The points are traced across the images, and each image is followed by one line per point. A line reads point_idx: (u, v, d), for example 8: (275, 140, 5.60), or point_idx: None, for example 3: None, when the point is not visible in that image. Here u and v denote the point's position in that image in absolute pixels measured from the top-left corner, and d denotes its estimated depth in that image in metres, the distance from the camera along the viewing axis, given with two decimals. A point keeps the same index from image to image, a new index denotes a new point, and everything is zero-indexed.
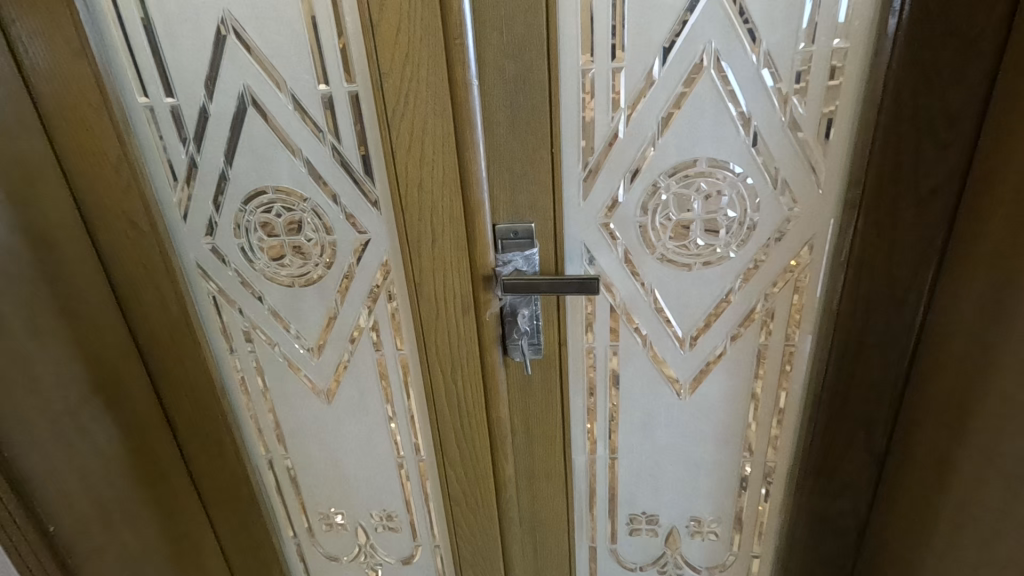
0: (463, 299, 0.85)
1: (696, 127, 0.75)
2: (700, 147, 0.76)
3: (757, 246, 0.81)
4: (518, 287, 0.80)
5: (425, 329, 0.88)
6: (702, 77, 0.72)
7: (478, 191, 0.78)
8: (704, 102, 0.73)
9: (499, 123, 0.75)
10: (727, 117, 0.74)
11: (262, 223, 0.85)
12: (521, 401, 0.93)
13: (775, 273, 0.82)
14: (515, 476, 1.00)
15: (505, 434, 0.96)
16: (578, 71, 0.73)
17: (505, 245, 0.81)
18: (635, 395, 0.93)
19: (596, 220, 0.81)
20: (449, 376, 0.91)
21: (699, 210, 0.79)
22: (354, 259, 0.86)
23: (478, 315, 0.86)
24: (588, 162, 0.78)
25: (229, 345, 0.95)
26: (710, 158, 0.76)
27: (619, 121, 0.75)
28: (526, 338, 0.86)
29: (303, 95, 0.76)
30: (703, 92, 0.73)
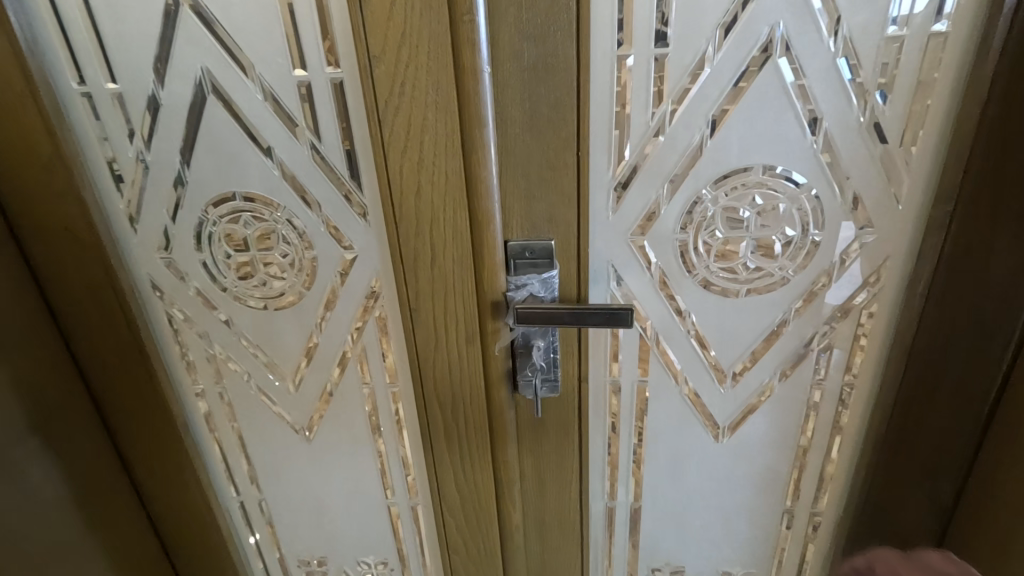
0: (468, 328, 0.72)
1: (755, 128, 0.62)
2: (757, 152, 0.63)
3: (818, 271, 0.68)
4: (535, 318, 0.66)
5: (421, 361, 0.75)
6: (766, 66, 0.59)
7: (487, 202, 0.64)
8: (766, 98, 0.60)
9: (514, 119, 0.61)
10: (793, 116, 0.61)
11: (228, 234, 0.71)
12: (533, 443, 0.81)
13: (836, 302, 0.69)
14: (523, 524, 0.87)
15: (514, 480, 0.83)
16: (614, 58, 0.60)
17: (520, 266, 0.68)
18: (664, 437, 0.81)
19: (627, 237, 0.68)
20: (449, 414, 0.78)
21: (751, 227, 0.66)
22: (339, 279, 0.72)
23: (485, 347, 0.73)
24: (621, 168, 0.65)
25: (193, 374, 0.81)
26: (769, 166, 0.63)
27: (661, 119, 0.62)
28: (541, 374, 0.73)
29: (275, 82, 0.63)
30: (765, 86, 0.60)
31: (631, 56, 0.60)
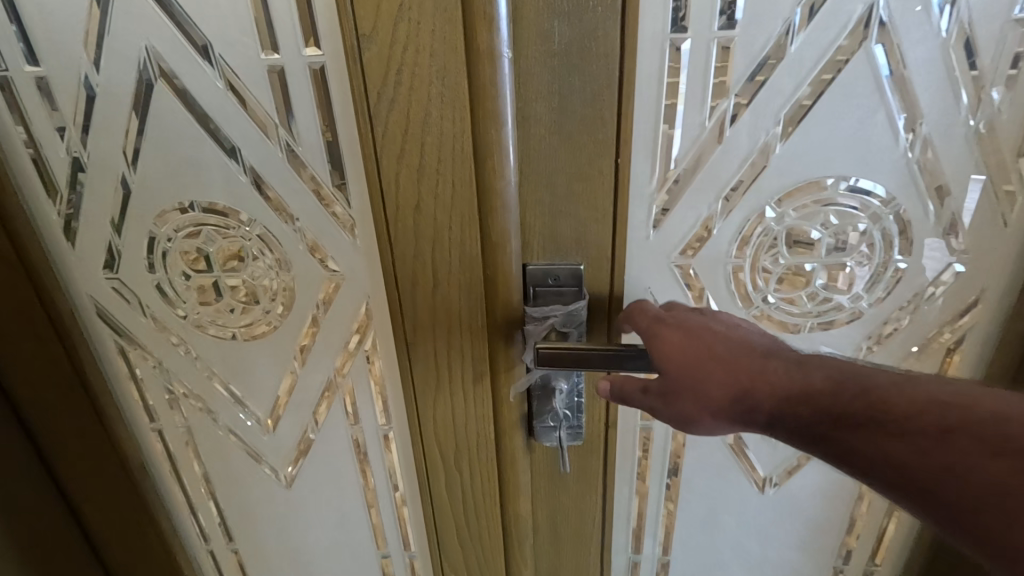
0: (477, 366, 0.59)
1: (838, 131, 0.50)
2: (838, 160, 0.51)
3: (897, 304, 0.56)
4: (557, 358, 0.54)
5: (420, 406, 0.62)
6: (857, 55, 0.47)
7: (502, 219, 0.52)
8: (853, 94, 0.48)
9: (538, 116, 0.49)
10: (887, 117, 0.49)
11: (187, 251, 0.59)
12: (549, 493, 0.69)
13: (915, 342, 0.57)
14: None
15: (526, 534, 0.71)
16: (667, 43, 0.47)
17: (541, 295, 0.56)
18: (700, 488, 0.69)
19: (670, 261, 0.56)
20: (452, 465, 0.66)
21: (823, 252, 0.54)
22: (321, 307, 0.60)
23: (497, 391, 0.60)
24: (667, 178, 0.53)
25: (151, 413, 0.69)
26: (852, 178, 0.51)
27: (720, 119, 0.50)
28: (565, 423, 0.62)
29: (239, 66, 0.50)
30: (854, 79, 0.48)
31: (688, 39, 0.47)
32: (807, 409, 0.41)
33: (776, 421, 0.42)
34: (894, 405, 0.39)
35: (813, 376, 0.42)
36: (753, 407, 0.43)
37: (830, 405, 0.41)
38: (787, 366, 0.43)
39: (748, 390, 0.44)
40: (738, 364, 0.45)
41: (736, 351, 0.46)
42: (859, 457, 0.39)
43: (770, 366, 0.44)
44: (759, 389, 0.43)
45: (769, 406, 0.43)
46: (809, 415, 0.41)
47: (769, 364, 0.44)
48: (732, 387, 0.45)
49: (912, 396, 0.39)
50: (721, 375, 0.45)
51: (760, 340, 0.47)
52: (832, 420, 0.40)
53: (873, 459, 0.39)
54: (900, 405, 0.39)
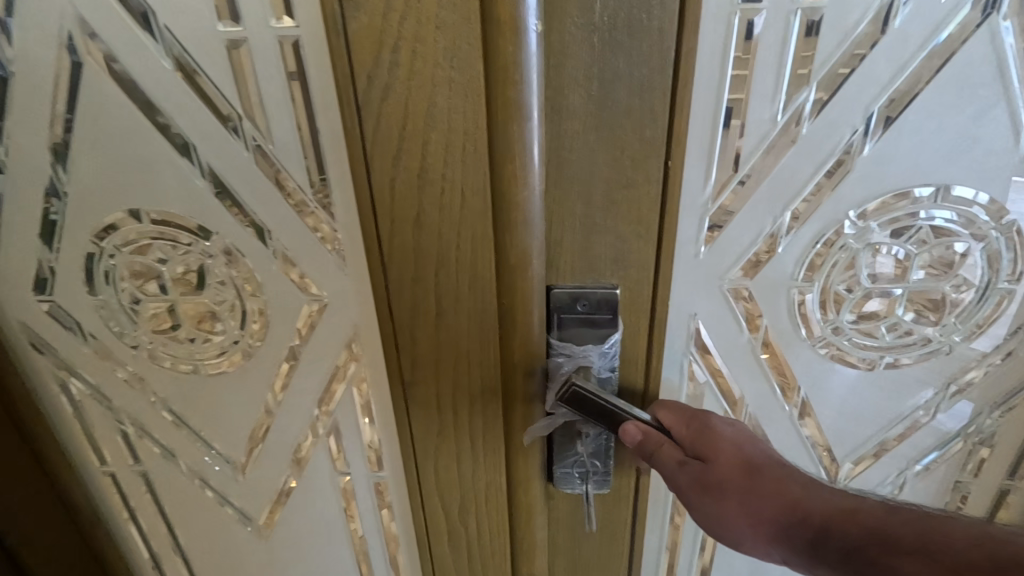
0: (489, 413, 0.49)
1: (944, 131, 0.40)
2: (941, 165, 0.41)
3: (997, 339, 0.46)
4: (587, 407, 0.45)
5: (419, 457, 0.52)
6: (976, 34, 0.37)
7: (523, 237, 0.41)
8: (965, 85, 0.38)
9: (572, 108, 0.40)
10: (1008, 113, 0.39)
11: (136, 270, 0.49)
12: (568, 543, 0.60)
13: (1013, 383, 0.48)
14: None
15: None
16: (735, 16, 0.38)
17: (569, 326, 0.45)
18: None
19: (722, 284, 0.46)
20: (457, 525, 0.56)
21: (912, 275, 0.44)
22: (299, 337, 0.49)
23: (510, 438, 0.50)
24: (727, 185, 0.43)
25: (101, 454, 0.59)
26: (954, 188, 0.42)
27: (795, 114, 0.40)
28: (589, 467, 0.52)
29: (191, 42, 0.40)
30: (971, 66, 0.38)
31: (763, 11, 0.37)
32: (857, 527, 0.40)
33: (823, 540, 0.40)
34: (948, 536, 0.38)
35: (866, 500, 0.41)
36: (800, 520, 0.41)
37: (881, 526, 0.39)
38: (835, 491, 0.42)
39: (798, 502, 0.42)
40: (785, 479, 0.43)
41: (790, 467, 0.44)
42: None
43: (818, 487, 0.43)
44: (808, 503, 0.42)
45: (819, 519, 0.41)
46: (859, 533, 0.40)
47: (818, 485, 0.43)
48: (779, 500, 0.42)
49: (968, 527, 0.38)
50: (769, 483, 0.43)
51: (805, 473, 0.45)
52: (886, 541, 0.39)
53: None
54: (957, 537, 0.37)
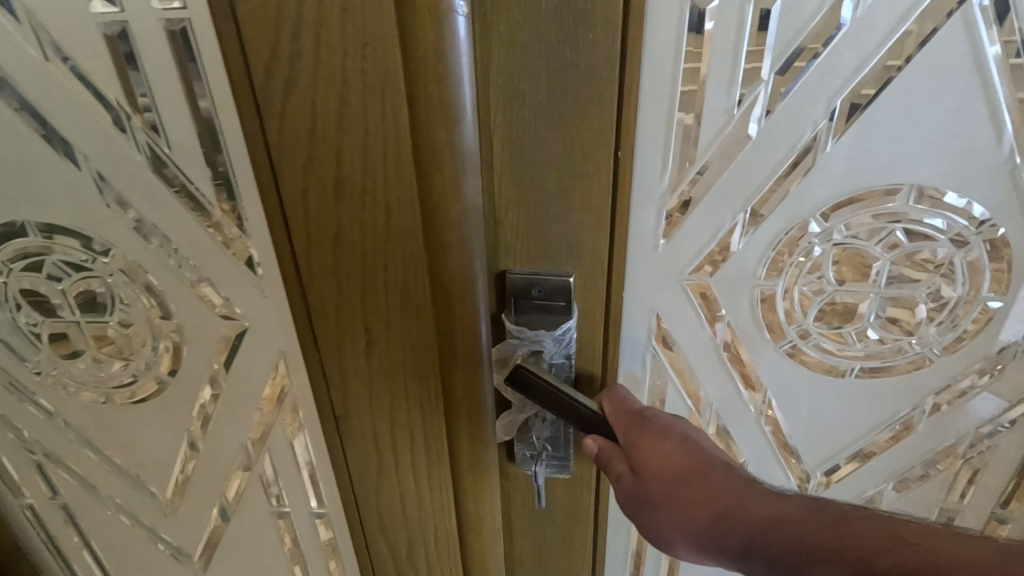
0: (431, 449, 0.45)
1: (915, 124, 0.36)
2: (913, 162, 0.38)
3: (982, 353, 0.43)
4: (535, 395, 0.42)
5: (359, 489, 0.48)
6: (952, 19, 0.34)
7: (459, 256, 0.36)
8: (939, 75, 0.35)
9: (515, 99, 0.35)
10: (988, 106, 0.35)
11: (28, 291, 0.43)
12: (532, 538, 0.58)
13: (1004, 403, 0.44)
14: None
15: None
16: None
17: (524, 310, 0.42)
18: None
19: (680, 286, 0.43)
20: (405, 564, 0.52)
21: (882, 278, 0.41)
22: (218, 364, 0.45)
23: (455, 472, 0.46)
24: (684, 181, 0.39)
25: (16, 488, 0.53)
26: (930, 187, 0.38)
27: (753, 107, 0.37)
28: (547, 451, 0.49)
29: (63, 27, 0.34)
30: (946, 54, 0.34)
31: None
32: (779, 538, 0.37)
33: (748, 552, 0.38)
34: (861, 540, 0.34)
35: (790, 505, 0.38)
36: (726, 533, 0.39)
37: (802, 538, 0.36)
38: (765, 494, 0.39)
39: (724, 513, 0.39)
40: (716, 486, 0.40)
41: (725, 470, 0.41)
42: None
43: (750, 492, 0.39)
44: (734, 514, 0.39)
45: (745, 531, 0.38)
46: (780, 545, 0.37)
47: (753, 489, 0.39)
48: (708, 512, 0.40)
49: (882, 530, 0.34)
50: (700, 494, 0.40)
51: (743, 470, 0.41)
52: (806, 553, 0.36)
53: None
54: (871, 542, 0.34)
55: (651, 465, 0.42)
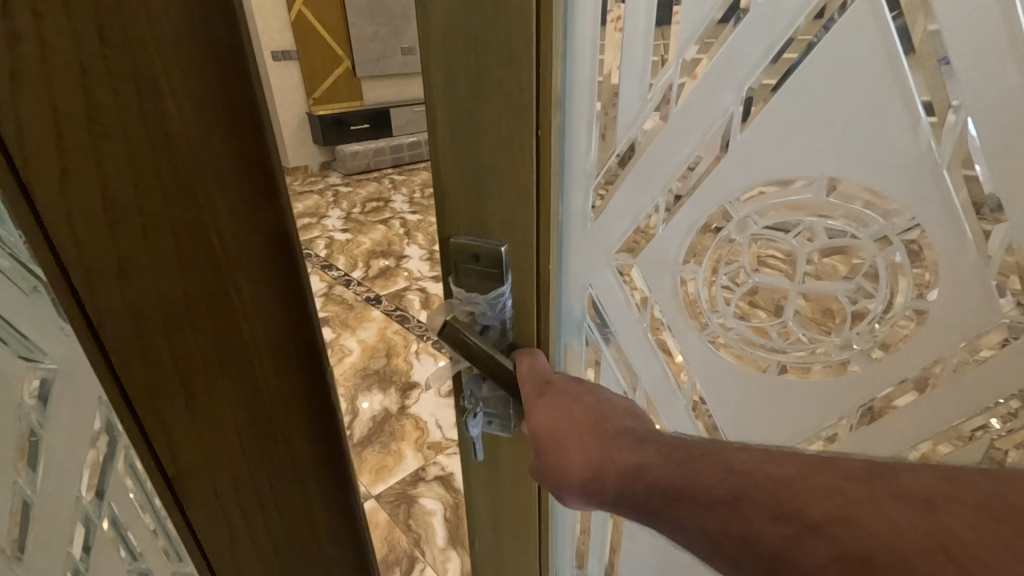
0: (253, 417, 0.52)
1: (823, 117, 0.36)
2: (826, 158, 0.37)
3: (914, 366, 0.41)
4: (461, 347, 0.50)
5: (195, 485, 0.51)
6: (856, 6, 0.33)
7: (264, 228, 0.46)
8: (845, 68, 0.34)
9: (452, 77, 0.42)
10: (903, 96, 0.34)
11: None
12: (488, 483, 0.64)
13: (945, 425, 0.42)
14: (482, 561, 0.73)
15: (470, 510, 0.69)
16: None
17: (465, 273, 0.50)
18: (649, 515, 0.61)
19: (610, 259, 0.47)
20: (258, 537, 0.58)
21: (800, 276, 0.42)
22: (29, 408, 0.47)
23: (293, 421, 0.55)
24: (607, 160, 0.44)
25: None
26: (845, 181, 0.38)
27: (664, 95, 0.40)
28: (489, 410, 0.56)
29: None
30: (851, 40, 0.34)
31: None
32: (641, 486, 0.36)
33: (620, 501, 0.38)
34: (705, 476, 0.33)
35: (648, 451, 0.37)
36: (599, 487, 0.39)
37: (656, 479, 0.36)
38: (631, 441, 0.39)
39: (595, 466, 0.40)
40: (588, 441, 0.41)
41: (599, 424, 0.42)
42: (688, 531, 0.34)
43: (616, 442, 0.40)
44: (604, 469, 0.39)
45: (613, 484, 0.38)
46: (643, 491, 0.36)
47: (619, 440, 0.40)
48: (586, 467, 0.40)
49: (721, 462, 0.33)
50: (578, 450, 0.41)
51: (621, 421, 0.42)
52: (665, 496, 0.35)
53: (696, 534, 0.33)
54: (710, 473, 0.33)
55: (538, 429, 0.44)
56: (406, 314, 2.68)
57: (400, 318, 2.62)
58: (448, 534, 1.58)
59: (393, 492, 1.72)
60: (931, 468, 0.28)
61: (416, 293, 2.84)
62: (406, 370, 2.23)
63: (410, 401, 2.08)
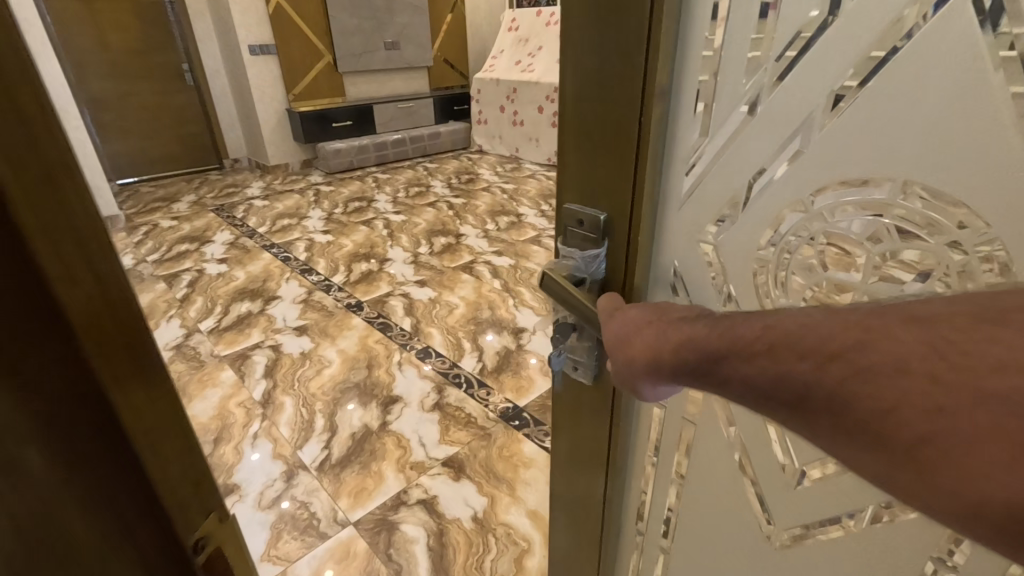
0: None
1: (897, 123, 0.44)
2: (895, 163, 0.45)
3: None
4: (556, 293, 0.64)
5: None
6: (934, 20, 0.40)
7: (69, 379, 0.35)
8: (903, 88, 0.43)
9: (578, 78, 0.56)
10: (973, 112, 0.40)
11: None
12: (574, 407, 0.83)
13: None
14: (565, 475, 0.92)
15: (560, 429, 0.88)
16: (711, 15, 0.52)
17: (572, 237, 0.65)
18: (703, 458, 0.74)
19: (698, 229, 0.61)
20: None
21: (868, 268, 0.51)
22: None
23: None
24: (703, 149, 0.57)
25: None
26: (912, 188, 0.46)
27: (752, 99, 0.52)
28: (582, 361, 0.72)
29: None
30: (926, 56, 0.41)
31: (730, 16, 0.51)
32: (696, 355, 0.46)
33: (680, 376, 0.48)
34: (746, 337, 0.42)
35: (700, 328, 0.46)
36: (663, 371, 0.49)
37: (707, 348, 0.45)
38: (688, 328, 0.48)
39: (657, 352, 0.49)
40: (650, 333, 0.51)
41: (663, 321, 0.51)
42: (741, 390, 0.43)
43: (675, 329, 0.49)
44: (663, 356, 0.48)
45: (673, 365, 0.48)
46: (695, 357, 0.46)
47: (677, 327, 0.49)
48: (648, 355, 0.50)
49: (758, 324, 0.42)
50: (643, 343, 0.51)
51: (684, 314, 0.50)
52: (717, 358, 0.44)
53: (741, 381, 0.43)
54: (751, 333, 0.42)
55: (619, 334, 0.55)
56: (388, 319, 3.03)
57: (382, 325, 2.96)
58: (428, 564, 1.70)
59: (373, 518, 1.84)
60: (941, 298, 0.36)
61: (399, 298, 3.24)
62: (387, 384, 2.49)
63: (392, 417, 2.30)
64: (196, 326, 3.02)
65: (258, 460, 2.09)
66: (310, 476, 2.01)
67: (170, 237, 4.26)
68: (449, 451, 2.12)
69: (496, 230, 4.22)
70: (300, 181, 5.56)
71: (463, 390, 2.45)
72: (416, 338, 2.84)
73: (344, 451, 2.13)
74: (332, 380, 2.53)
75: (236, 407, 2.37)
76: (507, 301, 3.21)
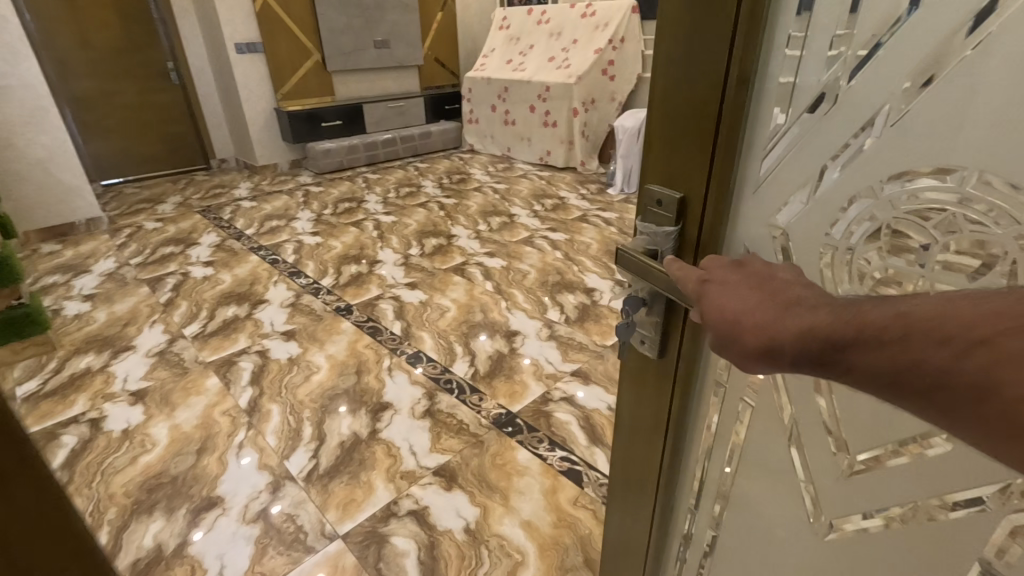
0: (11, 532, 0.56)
1: (978, 108, 0.43)
2: (976, 152, 0.44)
3: None
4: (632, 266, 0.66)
5: None
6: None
7: None
8: (982, 80, 0.42)
9: (667, 70, 0.59)
10: None
11: None
12: (635, 392, 0.86)
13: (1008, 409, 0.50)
14: (624, 463, 0.95)
15: (622, 416, 0.91)
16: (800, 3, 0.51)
17: (651, 215, 0.68)
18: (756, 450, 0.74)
19: (769, 219, 0.61)
20: None
21: (932, 257, 0.50)
22: None
23: None
24: (778, 137, 0.57)
25: None
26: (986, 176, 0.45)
27: (834, 86, 0.51)
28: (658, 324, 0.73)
29: None
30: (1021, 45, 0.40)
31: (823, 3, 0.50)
32: (817, 340, 0.44)
33: (795, 359, 0.46)
34: (882, 319, 0.41)
35: (824, 314, 0.45)
36: (776, 353, 0.47)
37: (832, 333, 0.43)
38: (808, 314, 0.46)
39: (769, 331, 0.47)
40: (760, 312, 0.49)
41: (776, 299, 0.49)
42: (870, 369, 0.42)
43: (791, 313, 0.47)
44: (776, 334, 0.47)
45: (791, 346, 0.46)
46: (817, 339, 0.44)
47: (796, 312, 0.47)
48: (760, 334, 0.48)
49: (895, 308, 0.41)
50: (751, 324, 0.49)
51: (800, 294, 0.49)
52: (847, 341, 0.43)
53: (872, 367, 0.41)
54: (889, 317, 0.41)
55: (715, 312, 0.53)
56: (380, 322, 3.01)
57: (372, 330, 2.93)
58: None
59: (362, 531, 1.81)
60: None
61: (389, 301, 3.22)
62: (378, 390, 2.46)
63: (383, 424, 2.27)
64: (180, 331, 2.96)
65: (243, 470, 2.05)
66: (296, 489, 1.97)
67: (155, 239, 4.19)
68: (440, 459, 2.09)
69: (487, 232, 4.20)
70: (286, 181, 5.48)
71: (455, 396, 2.42)
72: (407, 342, 2.82)
73: (333, 461, 2.09)
74: (321, 387, 2.49)
75: (222, 416, 2.33)
76: (500, 303, 3.19)
